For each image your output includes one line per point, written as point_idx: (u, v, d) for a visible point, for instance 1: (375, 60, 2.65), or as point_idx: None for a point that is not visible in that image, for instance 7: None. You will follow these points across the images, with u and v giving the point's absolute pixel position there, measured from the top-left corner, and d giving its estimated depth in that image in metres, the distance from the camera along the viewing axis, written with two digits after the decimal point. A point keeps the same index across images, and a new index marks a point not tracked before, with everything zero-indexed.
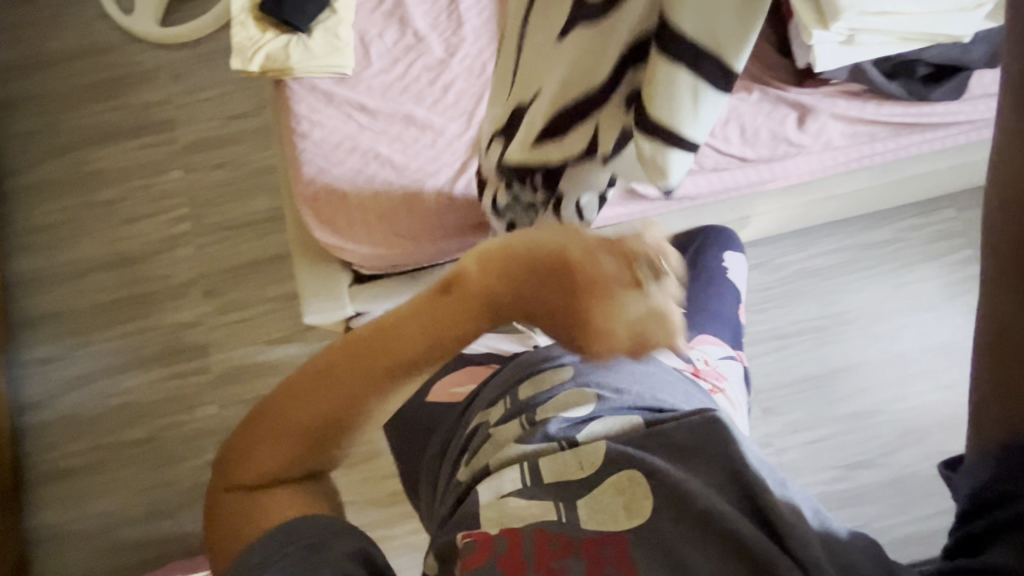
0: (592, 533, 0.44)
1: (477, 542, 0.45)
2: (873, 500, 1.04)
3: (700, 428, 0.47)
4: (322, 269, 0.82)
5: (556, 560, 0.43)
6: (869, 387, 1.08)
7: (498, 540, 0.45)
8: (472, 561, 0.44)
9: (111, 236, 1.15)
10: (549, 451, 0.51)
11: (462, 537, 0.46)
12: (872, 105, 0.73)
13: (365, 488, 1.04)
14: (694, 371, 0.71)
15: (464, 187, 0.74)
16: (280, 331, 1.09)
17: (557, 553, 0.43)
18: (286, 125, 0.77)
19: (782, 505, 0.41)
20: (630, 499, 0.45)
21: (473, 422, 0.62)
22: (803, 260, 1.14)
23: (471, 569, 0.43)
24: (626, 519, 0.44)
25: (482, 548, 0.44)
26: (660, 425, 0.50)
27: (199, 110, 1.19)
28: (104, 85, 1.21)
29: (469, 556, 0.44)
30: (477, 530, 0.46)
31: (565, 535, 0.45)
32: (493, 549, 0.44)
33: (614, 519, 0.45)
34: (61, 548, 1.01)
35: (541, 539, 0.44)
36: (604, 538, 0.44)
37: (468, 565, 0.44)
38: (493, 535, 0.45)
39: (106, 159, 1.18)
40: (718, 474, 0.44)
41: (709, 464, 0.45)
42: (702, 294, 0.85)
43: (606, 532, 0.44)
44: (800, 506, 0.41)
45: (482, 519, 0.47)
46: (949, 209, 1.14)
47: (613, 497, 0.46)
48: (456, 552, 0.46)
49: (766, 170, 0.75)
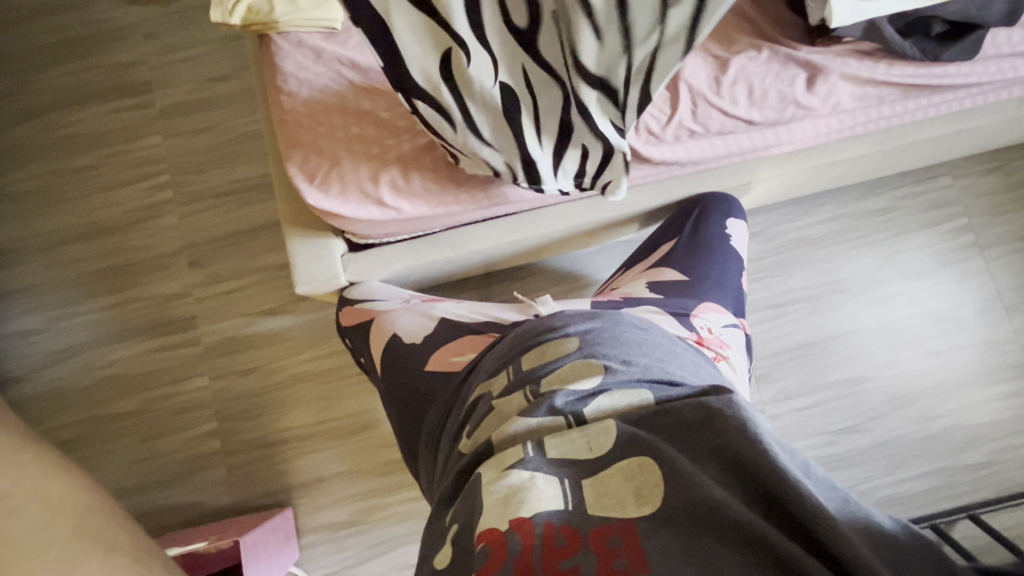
0: (600, 523, 0.44)
1: (489, 546, 0.44)
2: (860, 463, 1.07)
3: (714, 409, 0.47)
4: (311, 239, 0.79)
5: (564, 558, 0.42)
6: (860, 355, 1.09)
7: (511, 539, 0.44)
8: (486, 566, 0.43)
9: (89, 205, 1.10)
10: (556, 426, 0.51)
11: (474, 541, 0.45)
12: (883, 65, 0.70)
13: (359, 457, 1.05)
14: (697, 339, 0.71)
15: None
16: (270, 302, 1.07)
17: (566, 552, 0.43)
18: (271, 82, 0.73)
19: (806, 495, 0.40)
20: (640, 486, 0.45)
21: (474, 393, 0.61)
22: (800, 228, 1.13)
23: None
24: (635, 506, 0.44)
25: (494, 552, 0.43)
26: (671, 403, 0.50)
27: (176, 72, 1.13)
28: (74, 43, 1.14)
29: (484, 563, 0.43)
30: (486, 529, 0.45)
31: (573, 529, 0.44)
32: (505, 550, 0.43)
33: (622, 506, 0.45)
34: None
35: (550, 535, 0.44)
36: (614, 528, 0.43)
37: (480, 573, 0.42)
38: (505, 534, 0.44)
39: (79, 123, 1.12)
40: (730, 463, 0.44)
41: (721, 453, 0.44)
42: (703, 262, 0.85)
43: (614, 520, 0.44)
44: (823, 494, 0.41)
45: (487, 510, 0.46)
46: (945, 176, 1.13)
47: (621, 482, 0.46)
48: (472, 555, 0.45)
49: (771, 135, 0.74)
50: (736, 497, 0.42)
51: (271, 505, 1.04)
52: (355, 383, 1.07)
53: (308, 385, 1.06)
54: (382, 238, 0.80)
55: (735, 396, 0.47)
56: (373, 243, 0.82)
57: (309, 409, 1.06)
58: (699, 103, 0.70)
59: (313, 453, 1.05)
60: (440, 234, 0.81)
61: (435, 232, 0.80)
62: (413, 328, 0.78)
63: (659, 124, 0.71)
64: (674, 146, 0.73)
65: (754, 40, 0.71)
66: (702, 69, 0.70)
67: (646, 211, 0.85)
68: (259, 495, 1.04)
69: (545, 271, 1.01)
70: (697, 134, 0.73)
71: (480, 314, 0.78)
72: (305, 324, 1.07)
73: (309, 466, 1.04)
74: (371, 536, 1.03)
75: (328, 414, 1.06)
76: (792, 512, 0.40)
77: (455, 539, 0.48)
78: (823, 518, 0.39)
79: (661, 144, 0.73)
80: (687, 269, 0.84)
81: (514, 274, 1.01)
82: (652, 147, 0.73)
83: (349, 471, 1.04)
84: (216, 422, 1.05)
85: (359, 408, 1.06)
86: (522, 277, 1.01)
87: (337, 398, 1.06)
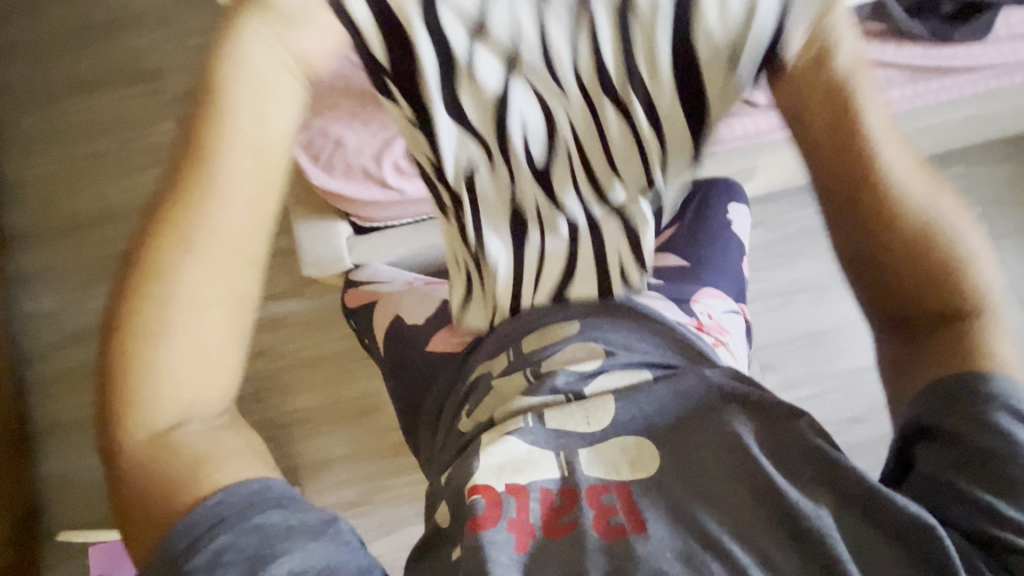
0: (596, 481, 0.47)
1: (485, 501, 0.46)
2: (867, 454, 1.05)
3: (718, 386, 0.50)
4: (319, 221, 0.81)
5: (562, 514, 0.46)
6: (867, 345, 1.09)
7: (507, 502, 0.46)
8: (480, 519, 0.45)
9: (103, 189, 1.12)
10: (556, 404, 0.53)
11: (467, 492, 0.47)
12: (892, 47, 0.69)
13: (366, 440, 1.07)
14: (697, 325, 0.71)
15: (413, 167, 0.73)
16: (280, 287, 1.10)
17: (562, 509, 0.46)
18: None
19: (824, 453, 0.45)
20: (635, 455, 0.48)
21: (474, 374, 0.63)
22: (807, 217, 1.13)
23: (484, 528, 0.44)
24: (630, 471, 0.48)
25: (491, 508, 0.45)
26: (669, 376, 0.52)
27: (189, 58, 1.17)
28: (94, 32, 1.19)
29: (479, 514, 0.45)
30: (480, 485, 0.47)
31: (571, 489, 0.47)
32: (501, 510, 0.46)
33: (617, 469, 0.48)
34: (61, 499, 0.99)
35: (547, 499, 0.47)
36: (608, 486, 0.47)
37: (479, 524, 0.44)
38: (501, 496, 0.46)
39: (95, 109, 1.16)
40: (785, 443, 0.46)
41: (782, 431, 0.47)
42: (705, 248, 0.83)
43: (610, 481, 0.47)
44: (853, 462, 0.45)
45: (481, 469, 0.48)
46: (959, 165, 1.12)
47: (615, 451, 0.49)
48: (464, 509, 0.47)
49: (777, 118, 0.75)
50: (785, 472, 0.45)
51: None
52: (360, 368, 1.09)
53: (313, 369, 1.08)
54: (387, 222, 0.81)
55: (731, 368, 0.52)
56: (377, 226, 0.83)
57: (314, 392, 1.08)
58: None
59: (318, 434, 1.07)
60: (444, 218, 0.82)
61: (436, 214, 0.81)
62: (415, 309, 0.79)
63: None
64: None
65: None
66: None
67: None
68: None
69: None
70: None
71: None
72: (315, 308, 1.10)
73: (316, 447, 1.06)
74: (376, 517, 1.04)
75: (333, 396, 1.08)
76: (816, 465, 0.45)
77: (450, 496, 0.49)
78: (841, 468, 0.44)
79: None
80: (690, 254, 0.83)
81: None
82: None
83: (354, 454, 1.06)
84: None
85: (364, 392, 1.08)
86: None
87: (345, 381, 1.08)
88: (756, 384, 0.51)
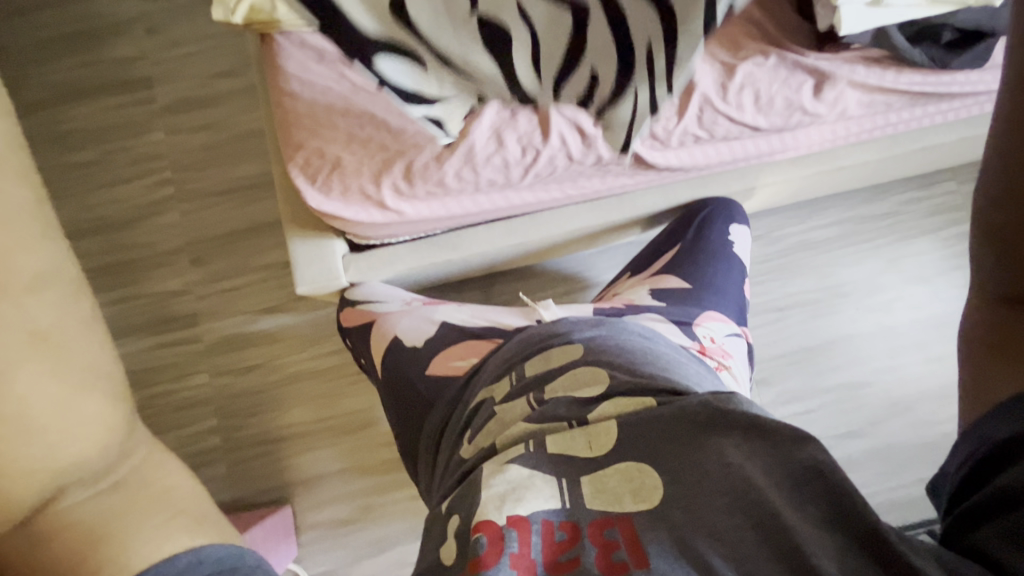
0: (599, 515, 0.46)
1: (487, 538, 0.45)
2: (858, 468, 1.05)
3: (719, 407, 0.49)
4: (312, 238, 0.79)
5: (564, 552, 0.45)
6: (860, 359, 1.09)
7: (508, 535, 0.45)
8: (482, 557, 0.44)
9: (90, 200, 1.10)
10: (559, 429, 0.53)
11: (472, 530, 0.46)
12: (892, 72, 0.69)
13: (358, 456, 1.05)
14: (700, 348, 0.71)
15: (417, 187, 0.71)
16: (271, 300, 1.08)
17: (564, 546, 0.45)
18: (271, 81, 0.71)
19: (843, 488, 0.42)
20: (638, 486, 0.47)
21: (476, 397, 0.63)
22: (802, 232, 1.14)
23: (487, 566, 0.43)
24: (633, 503, 0.46)
25: (492, 544, 0.44)
26: (677, 401, 0.51)
27: (178, 67, 1.16)
28: (77, 38, 1.17)
29: (481, 552, 0.44)
30: (484, 521, 0.46)
31: (573, 523, 0.46)
32: (503, 545, 0.44)
33: (620, 502, 0.47)
34: None
35: (548, 531, 0.46)
36: (612, 521, 0.45)
37: (480, 562, 0.43)
38: (502, 530, 0.45)
39: (81, 118, 1.14)
40: (788, 470, 0.44)
41: (784, 458, 0.45)
42: (706, 269, 0.84)
43: (613, 515, 0.46)
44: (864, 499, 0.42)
45: (484, 504, 0.48)
46: (949, 182, 1.15)
47: (619, 482, 0.48)
48: (467, 547, 0.46)
49: (777, 141, 0.74)
50: (789, 502, 0.42)
51: (271, 502, 1.03)
52: (355, 383, 1.07)
53: (308, 383, 1.06)
54: (384, 240, 0.80)
55: (737, 394, 0.51)
56: (375, 244, 0.81)
57: (308, 407, 1.06)
58: (705, 110, 0.69)
59: (312, 450, 1.05)
60: (442, 235, 0.81)
61: (440, 232, 0.80)
62: (415, 331, 0.79)
63: (664, 130, 0.71)
64: (677, 151, 0.74)
65: (762, 46, 0.68)
66: (711, 75, 0.68)
67: (650, 215, 0.85)
68: (259, 492, 1.03)
69: (546, 274, 1.01)
70: (701, 140, 0.73)
71: (481, 318, 0.79)
72: (306, 322, 1.08)
73: (307, 465, 1.04)
74: (370, 535, 1.03)
75: (328, 411, 1.06)
76: (827, 502, 0.42)
77: (455, 531, 0.48)
78: (857, 507, 0.41)
79: (666, 150, 0.73)
80: (691, 274, 0.83)
81: (516, 277, 1.01)
82: (656, 153, 0.73)
83: (348, 471, 1.04)
84: (217, 420, 1.05)
85: (360, 408, 1.06)
86: (525, 279, 1.01)
87: (337, 397, 1.06)
88: (758, 408, 0.50)
